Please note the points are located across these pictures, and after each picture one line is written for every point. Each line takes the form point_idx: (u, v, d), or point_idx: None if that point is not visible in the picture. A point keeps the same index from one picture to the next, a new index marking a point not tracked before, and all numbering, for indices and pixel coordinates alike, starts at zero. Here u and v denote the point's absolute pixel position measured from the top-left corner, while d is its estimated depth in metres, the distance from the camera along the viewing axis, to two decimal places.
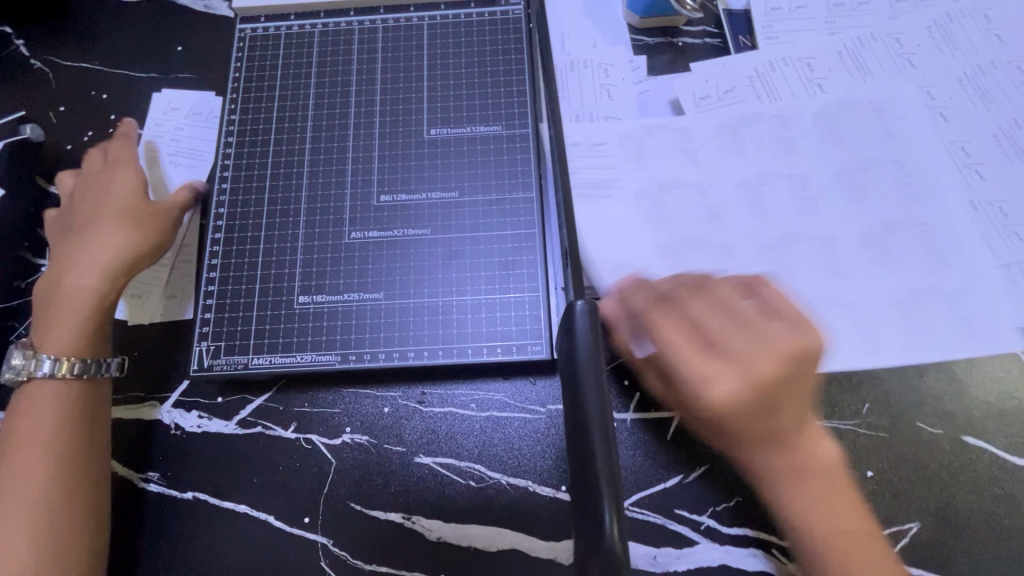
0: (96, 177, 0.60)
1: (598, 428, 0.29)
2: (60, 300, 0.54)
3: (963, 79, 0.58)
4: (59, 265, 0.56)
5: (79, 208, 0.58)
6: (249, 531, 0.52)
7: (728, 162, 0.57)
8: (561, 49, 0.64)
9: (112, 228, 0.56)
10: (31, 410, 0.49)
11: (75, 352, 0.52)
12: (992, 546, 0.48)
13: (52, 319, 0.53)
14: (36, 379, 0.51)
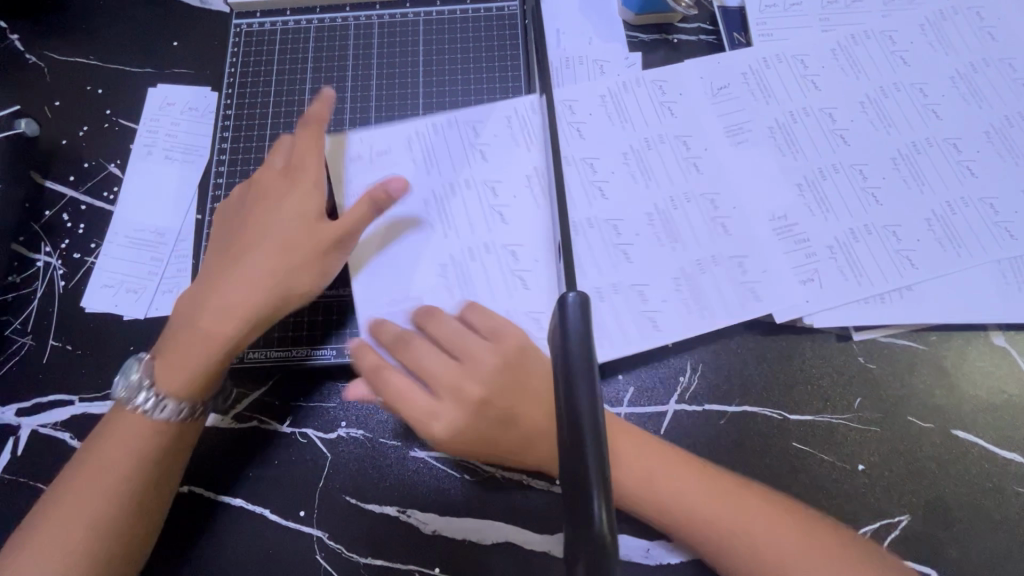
0: (287, 183, 0.53)
1: (588, 419, 0.29)
2: (195, 339, 0.49)
3: (955, 76, 0.59)
4: (202, 291, 0.51)
5: (241, 219, 0.53)
6: (245, 524, 0.52)
7: (720, 158, 0.57)
8: (557, 45, 0.64)
9: (266, 266, 0.50)
10: (119, 438, 0.47)
11: (192, 396, 0.49)
12: (981, 539, 0.49)
13: (181, 355, 0.49)
14: (133, 411, 0.48)
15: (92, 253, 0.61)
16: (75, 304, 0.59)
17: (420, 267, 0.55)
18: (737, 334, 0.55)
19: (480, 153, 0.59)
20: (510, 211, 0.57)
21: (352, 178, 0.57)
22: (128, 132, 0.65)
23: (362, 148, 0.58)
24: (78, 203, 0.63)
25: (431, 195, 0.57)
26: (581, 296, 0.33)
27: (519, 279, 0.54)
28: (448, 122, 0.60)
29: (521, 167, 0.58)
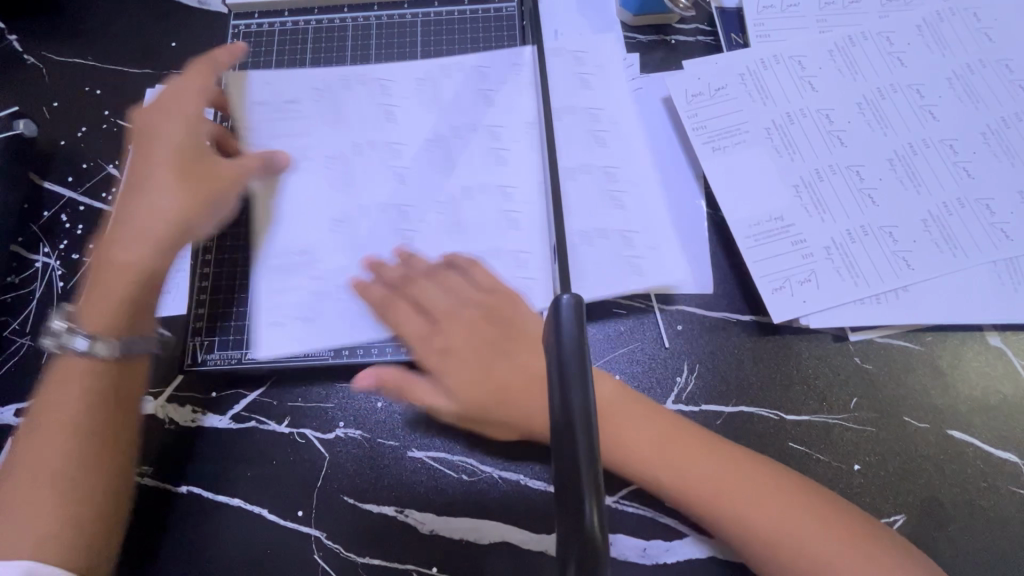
0: (145, 128, 0.55)
1: (582, 420, 0.29)
2: (117, 268, 0.49)
3: (952, 77, 0.59)
4: (119, 226, 0.51)
5: (136, 160, 0.54)
6: (243, 524, 0.52)
7: (717, 161, 0.58)
8: (555, 46, 0.64)
9: (174, 198, 0.52)
10: (65, 381, 0.45)
11: (114, 326, 0.48)
12: (976, 539, 0.49)
13: (104, 286, 0.49)
14: (70, 353, 0.46)
15: (90, 253, 0.61)
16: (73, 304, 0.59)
17: (318, 219, 0.57)
18: (733, 335, 0.55)
19: (388, 114, 0.61)
20: (409, 171, 0.59)
21: (264, 126, 0.60)
22: (126, 133, 0.65)
23: (267, 94, 0.61)
24: (77, 204, 0.63)
25: (337, 150, 0.59)
26: (577, 297, 0.33)
27: (403, 237, 0.57)
28: (359, 80, 0.62)
29: (422, 131, 0.60)
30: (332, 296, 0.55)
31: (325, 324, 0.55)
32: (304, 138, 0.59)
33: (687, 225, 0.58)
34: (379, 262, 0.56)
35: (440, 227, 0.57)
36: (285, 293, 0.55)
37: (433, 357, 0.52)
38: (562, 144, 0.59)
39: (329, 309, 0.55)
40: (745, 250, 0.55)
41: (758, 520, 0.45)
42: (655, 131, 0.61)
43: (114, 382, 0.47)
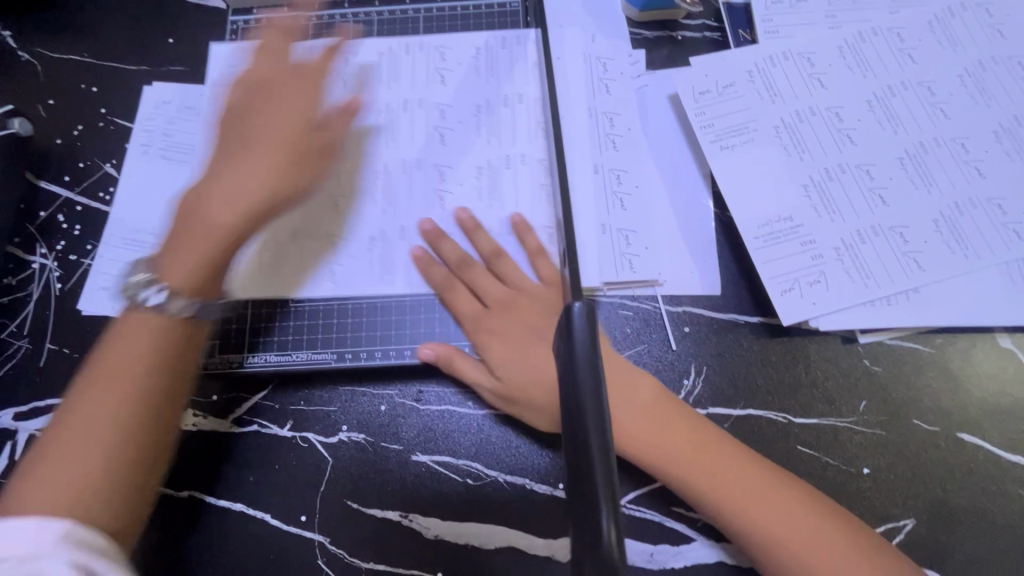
0: (271, 97, 0.51)
1: (593, 416, 0.28)
2: (199, 223, 0.44)
3: (963, 74, 0.58)
4: (224, 183, 0.46)
5: (240, 128, 0.49)
6: (246, 529, 0.51)
7: (724, 159, 0.57)
8: (560, 42, 0.63)
9: (282, 146, 0.48)
10: (132, 333, 0.42)
11: (195, 289, 0.43)
12: (986, 542, 0.49)
13: (189, 243, 0.44)
14: (143, 305, 0.42)
15: (88, 254, 0.60)
16: (72, 306, 0.58)
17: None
18: (741, 337, 0.55)
19: (343, 83, 0.62)
20: (351, 139, 0.60)
21: (227, 82, 0.61)
22: (124, 131, 0.64)
23: (238, 63, 0.63)
24: (74, 204, 0.62)
25: None
26: (587, 302, 0.31)
27: (333, 203, 0.58)
28: (324, 51, 0.63)
29: (374, 102, 0.61)
30: (254, 256, 0.56)
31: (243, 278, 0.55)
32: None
33: (694, 225, 0.57)
34: (311, 226, 0.57)
35: (371, 197, 0.58)
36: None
37: (481, 335, 0.54)
38: (568, 145, 0.59)
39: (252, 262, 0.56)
40: (753, 251, 0.54)
41: (734, 497, 0.46)
42: (662, 129, 0.61)
43: (180, 343, 0.43)
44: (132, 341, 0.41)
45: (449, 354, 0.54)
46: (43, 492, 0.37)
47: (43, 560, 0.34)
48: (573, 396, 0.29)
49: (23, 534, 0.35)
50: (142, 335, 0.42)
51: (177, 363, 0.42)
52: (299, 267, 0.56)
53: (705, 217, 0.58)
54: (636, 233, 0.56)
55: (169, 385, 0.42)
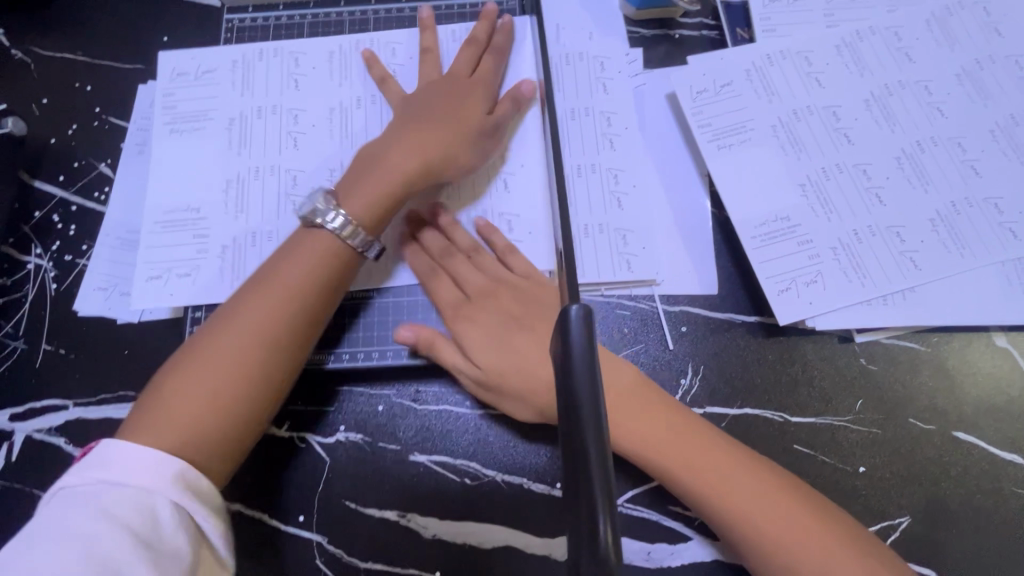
0: (462, 82, 0.57)
1: (590, 422, 0.28)
2: (386, 165, 0.51)
3: (961, 73, 0.58)
4: (396, 136, 0.53)
5: (436, 104, 0.55)
6: (244, 529, 0.52)
7: (720, 158, 0.57)
8: (557, 41, 0.62)
9: (466, 111, 0.55)
10: (303, 254, 0.48)
11: (365, 225, 0.50)
12: (981, 540, 0.49)
13: (368, 176, 0.51)
14: (323, 230, 0.49)
15: (84, 255, 0.60)
16: (68, 307, 0.58)
17: (208, 180, 0.57)
18: (738, 336, 0.55)
19: (293, 82, 0.60)
20: (305, 138, 0.58)
21: (175, 90, 0.60)
22: (119, 130, 0.64)
23: (189, 65, 0.61)
24: (68, 204, 0.62)
25: (242, 117, 0.59)
26: (584, 307, 0.31)
27: (289, 202, 0.56)
28: (272, 51, 0.61)
29: (326, 100, 0.60)
30: (213, 261, 0.55)
31: (202, 284, 0.54)
32: (209, 103, 0.59)
33: (691, 225, 0.57)
34: (267, 226, 0.56)
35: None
36: (168, 251, 0.55)
37: (459, 322, 0.53)
38: (565, 144, 0.59)
39: (211, 267, 0.55)
40: (750, 251, 0.54)
41: (719, 488, 0.46)
42: (659, 128, 0.60)
43: (333, 276, 0.48)
44: (270, 295, 0.46)
45: (430, 337, 0.52)
46: (169, 420, 0.42)
47: (155, 494, 0.38)
48: (570, 402, 0.29)
49: (147, 462, 0.39)
50: (277, 293, 0.46)
51: (326, 297, 0.48)
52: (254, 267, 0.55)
53: (701, 216, 0.58)
54: (633, 232, 0.56)
55: (290, 346, 0.46)
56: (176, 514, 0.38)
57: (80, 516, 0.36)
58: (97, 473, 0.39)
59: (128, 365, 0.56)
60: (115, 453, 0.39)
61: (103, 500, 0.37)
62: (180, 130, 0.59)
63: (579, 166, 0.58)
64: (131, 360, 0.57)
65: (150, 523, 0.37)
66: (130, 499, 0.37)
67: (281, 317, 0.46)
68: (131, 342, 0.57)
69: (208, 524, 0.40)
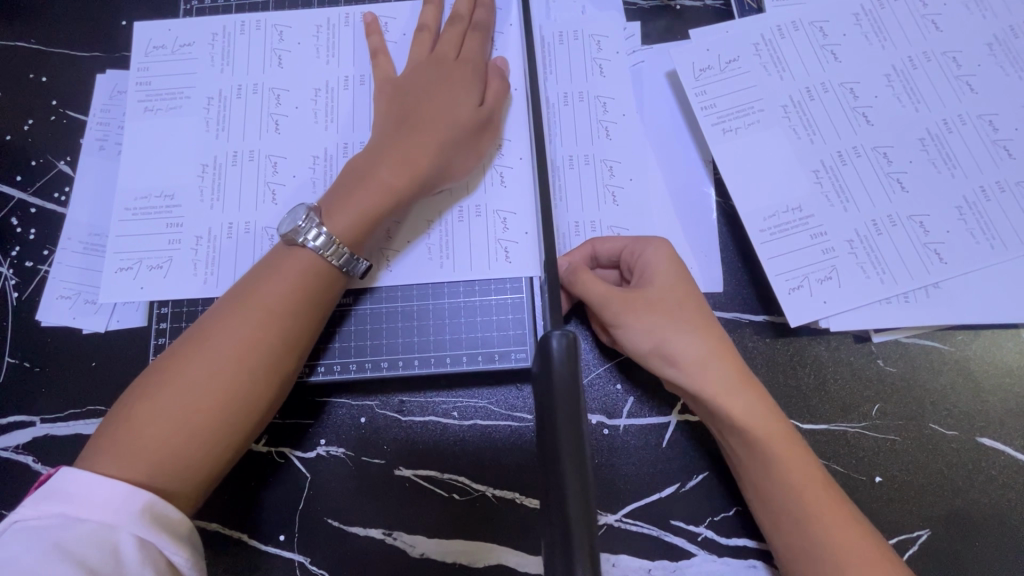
0: (443, 71, 0.51)
1: (570, 455, 0.25)
2: (369, 179, 0.47)
3: (993, 42, 0.52)
4: (380, 146, 0.48)
5: (416, 105, 0.50)
6: (223, 549, 0.49)
7: (732, 140, 0.52)
8: (546, 16, 0.57)
9: (456, 105, 0.50)
10: (282, 271, 0.44)
11: (346, 237, 0.45)
12: (1007, 554, 0.46)
13: (353, 193, 0.46)
14: (299, 250, 0.45)
15: (45, 261, 0.56)
16: (31, 317, 0.55)
17: (167, 168, 0.52)
18: (747, 337, 0.51)
19: (277, 59, 0.55)
20: (287, 121, 0.53)
21: (150, 64, 0.55)
22: (77, 125, 0.59)
23: (166, 37, 0.56)
24: (28, 205, 0.58)
25: (219, 97, 0.54)
26: (567, 334, 0.28)
27: (268, 191, 0.52)
28: (255, 24, 0.56)
29: (311, 79, 0.54)
30: (186, 253, 0.51)
31: (174, 279, 0.50)
32: (187, 80, 0.54)
33: (694, 217, 0.53)
34: (245, 217, 0.51)
35: (309, 184, 0.52)
36: (132, 242, 0.51)
37: (643, 313, 0.45)
38: (556, 133, 0.54)
39: (185, 260, 0.51)
40: (759, 245, 0.50)
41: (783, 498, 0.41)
42: (660, 112, 0.56)
43: (313, 295, 0.45)
44: (247, 312, 0.43)
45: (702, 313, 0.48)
46: (132, 447, 0.38)
47: (118, 529, 0.35)
48: (551, 435, 0.26)
49: (112, 494, 0.36)
50: (257, 309, 0.43)
51: (312, 315, 0.45)
52: (232, 260, 0.51)
53: (706, 207, 0.53)
54: (628, 230, 0.52)
55: (273, 364, 0.43)
56: (141, 548, 0.35)
57: (34, 553, 0.33)
58: (59, 505, 0.35)
59: (98, 378, 0.53)
60: (71, 483, 0.36)
61: (60, 535, 0.34)
62: (155, 109, 0.54)
63: (571, 157, 0.54)
64: (99, 373, 0.53)
65: (110, 561, 0.34)
66: (91, 535, 0.34)
67: (263, 334, 0.42)
68: (97, 353, 0.54)
69: (179, 558, 0.36)
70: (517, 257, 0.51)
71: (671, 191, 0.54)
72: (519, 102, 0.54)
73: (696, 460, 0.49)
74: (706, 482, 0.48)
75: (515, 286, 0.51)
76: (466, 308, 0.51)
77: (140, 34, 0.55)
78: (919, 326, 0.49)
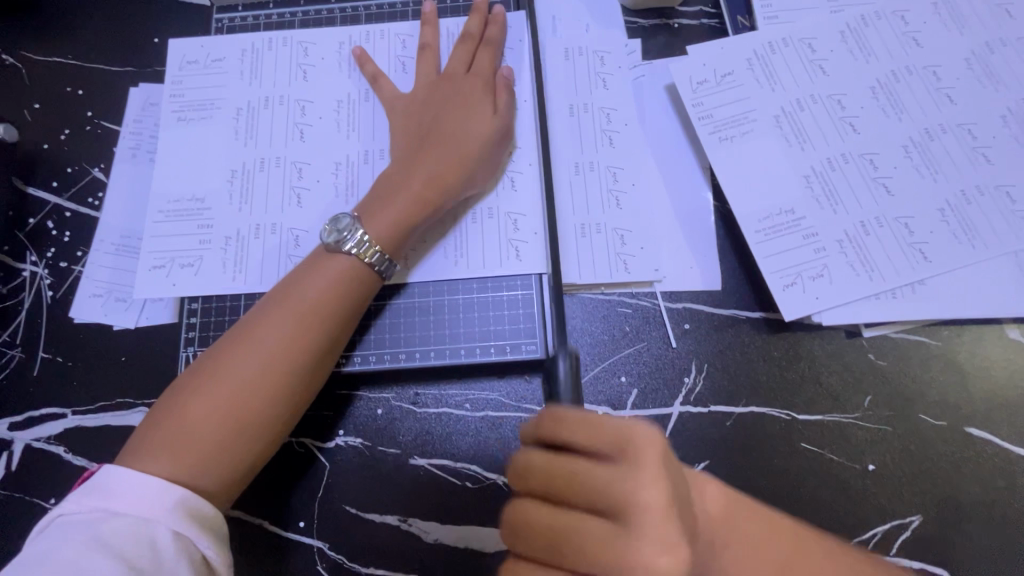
0: (460, 88, 0.55)
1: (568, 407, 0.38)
2: (400, 192, 0.51)
3: (970, 57, 0.56)
4: (409, 160, 0.52)
5: (436, 121, 0.54)
6: (248, 535, 0.51)
7: (727, 149, 0.55)
8: (553, 33, 0.61)
9: (478, 122, 0.54)
10: (320, 274, 0.48)
11: (383, 244, 0.49)
12: (995, 540, 0.48)
13: (387, 202, 0.50)
14: (342, 256, 0.48)
15: (79, 261, 0.59)
16: (65, 314, 0.58)
17: (198, 174, 0.56)
18: (744, 333, 0.54)
19: (302, 73, 0.59)
20: (312, 130, 0.57)
21: (183, 78, 0.59)
22: (111, 134, 0.63)
23: (199, 53, 0.59)
24: (63, 210, 0.61)
25: (247, 108, 0.58)
26: (569, 357, 0.38)
27: (294, 194, 0.55)
28: (282, 40, 0.60)
29: (333, 92, 0.58)
30: (216, 252, 0.54)
31: (205, 277, 0.53)
32: (218, 92, 0.58)
33: (692, 221, 0.56)
34: (272, 219, 0.55)
35: (332, 188, 0.56)
36: (166, 242, 0.54)
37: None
38: (563, 142, 0.58)
39: (214, 259, 0.54)
40: (754, 245, 0.53)
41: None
42: (659, 123, 0.59)
43: (346, 298, 0.48)
44: (284, 312, 0.46)
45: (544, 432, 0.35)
46: (169, 441, 0.41)
47: (155, 524, 0.37)
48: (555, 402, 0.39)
49: (148, 491, 0.38)
50: (293, 312, 0.46)
51: (343, 318, 0.48)
52: (259, 259, 0.54)
53: (704, 212, 0.57)
54: (632, 232, 0.55)
55: (301, 374, 0.45)
56: (177, 542, 0.37)
57: (76, 546, 0.35)
58: (96, 500, 0.38)
59: (128, 371, 0.56)
60: (110, 480, 0.39)
61: (99, 529, 0.36)
62: (187, 119, 0.57)
63: (577, 164, 0.57)
64: (129, 367, 0.56)
65: (148, 553, 0.36)
66: (129, 529, 0.36)
67: (297, 338, 0.45)
68: (127, 348, 0.56)
69: (213, 554, 0.39)
70: (526, 255, 0.54)
71: (671, 196, 0.57)
72: (526, 112, 0.57)
73: (698, 448, 0.51)
74: (707, 471, 0.50)
75: (525, 282, 0.54)
76: (482, 305, 0.54)
77: (174, 52, 0.59)
78: (906, 322, 0.52)
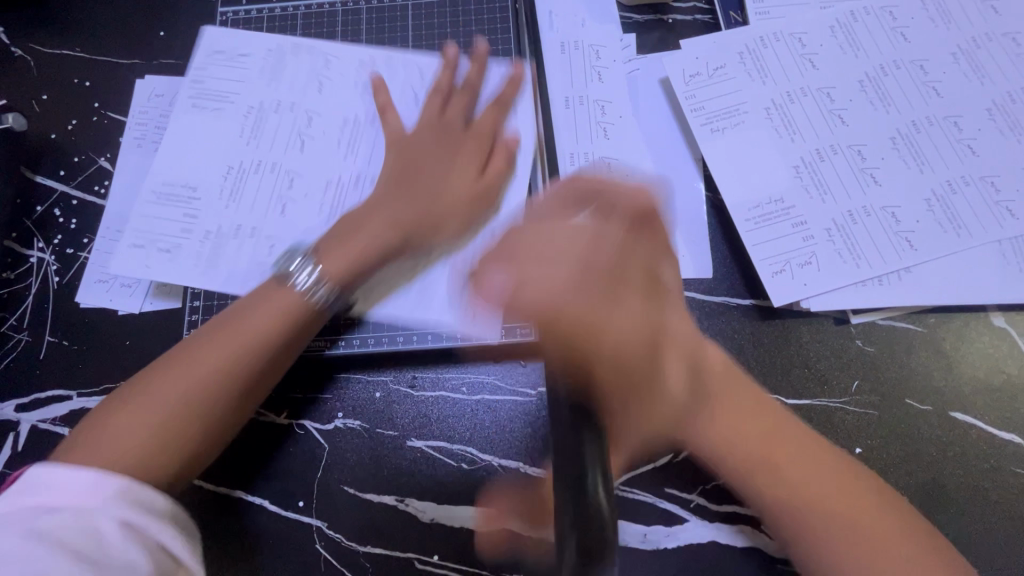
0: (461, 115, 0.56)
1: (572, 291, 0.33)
2: (354, 232, 0.50)
3: (957, 52, 0.57)
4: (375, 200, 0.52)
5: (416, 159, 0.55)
6: (247, 513, 0.52)
7: (719, 140, 0.57)
8: (549, 29, 0.63)
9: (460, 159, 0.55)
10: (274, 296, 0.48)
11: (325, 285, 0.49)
12: (979, 521, 0.49)
13: (341, 241, 0.50)
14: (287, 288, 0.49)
15: (85, 248, 0.61)
16: (70, 299, 0.59)
17: (202, 162, 0.57)
18: (734, 320, 0.55)
19: (318, 85, 0.60)
20: (313, 143, 0.58)
21: (206, 66, 0.60)
22: (117, 124, 0.65)
23: (227, 44, 0.61)
24: (70, 198, 0.62)
25: (258, 106, 0.59)
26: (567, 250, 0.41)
27: (279, 204, 0.56)
28: (306, 46, 0.61)
29: (343, 108, 0.59)
30: (194, 244, 0.55)
31: (176, 267, 0.54)
32: (235, 87, 0.59)
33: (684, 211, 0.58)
34: (252, 224, 0.56)
35: (315, 208, 0.56)
36: (153, 223, 0.55)
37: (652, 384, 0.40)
38: (558, 135, 0.59)
39: (191, 250, 0.55)
40: (745, 233, 0.54)
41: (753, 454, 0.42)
42: (653, 114, 0.60)
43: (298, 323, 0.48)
44: (239, 330, 0.46)
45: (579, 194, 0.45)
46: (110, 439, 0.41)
47: (98, 514, 0.37)
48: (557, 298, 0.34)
49: (85, 485, 0.38)
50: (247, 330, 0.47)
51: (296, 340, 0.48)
52: (233, 260, 0.55)
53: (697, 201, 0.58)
54: None
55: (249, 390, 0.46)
56: (124, 529, 0.37)
57: (16, 541, 0.35)
58: (31, 497, 0.37)
59: (132, 354, 0.57)
60: (48, 476, 0.38)
61: (39, 523, 0.36)
62: (201, 108, 0.59)
63: (573, 155, 0.58)
64: (133, 351, 0.57)
65: (92, 541, 0.36)
66: (71, 521, 0.36)
67: (248, 356, 0.46)
68: (131, 332, 0.58)
69: (165, 536, 0.39)
70: None
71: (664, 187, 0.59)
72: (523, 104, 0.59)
73: None
74: None
75: None
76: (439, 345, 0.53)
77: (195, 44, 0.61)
78: (893, 309, 0.53)
